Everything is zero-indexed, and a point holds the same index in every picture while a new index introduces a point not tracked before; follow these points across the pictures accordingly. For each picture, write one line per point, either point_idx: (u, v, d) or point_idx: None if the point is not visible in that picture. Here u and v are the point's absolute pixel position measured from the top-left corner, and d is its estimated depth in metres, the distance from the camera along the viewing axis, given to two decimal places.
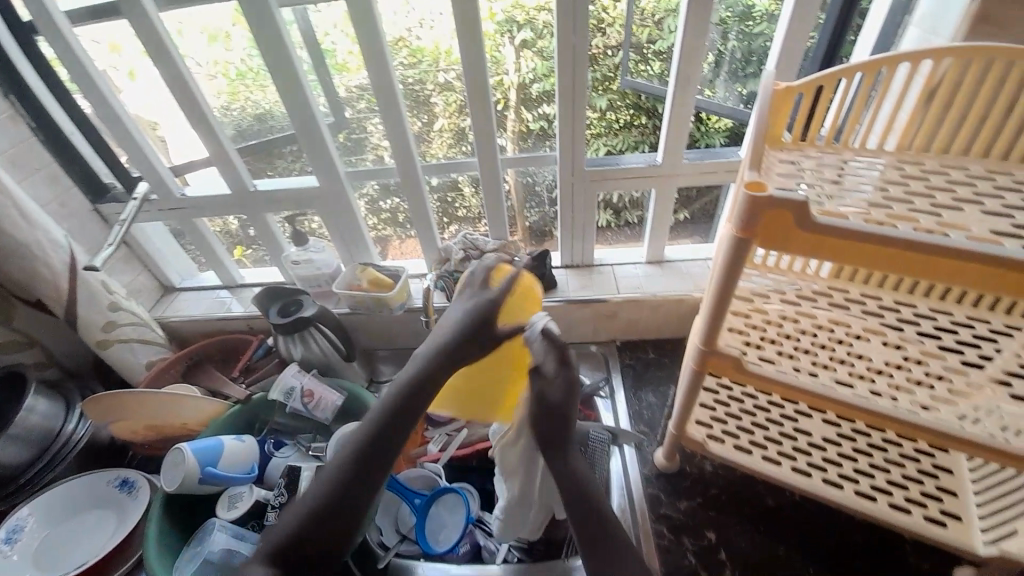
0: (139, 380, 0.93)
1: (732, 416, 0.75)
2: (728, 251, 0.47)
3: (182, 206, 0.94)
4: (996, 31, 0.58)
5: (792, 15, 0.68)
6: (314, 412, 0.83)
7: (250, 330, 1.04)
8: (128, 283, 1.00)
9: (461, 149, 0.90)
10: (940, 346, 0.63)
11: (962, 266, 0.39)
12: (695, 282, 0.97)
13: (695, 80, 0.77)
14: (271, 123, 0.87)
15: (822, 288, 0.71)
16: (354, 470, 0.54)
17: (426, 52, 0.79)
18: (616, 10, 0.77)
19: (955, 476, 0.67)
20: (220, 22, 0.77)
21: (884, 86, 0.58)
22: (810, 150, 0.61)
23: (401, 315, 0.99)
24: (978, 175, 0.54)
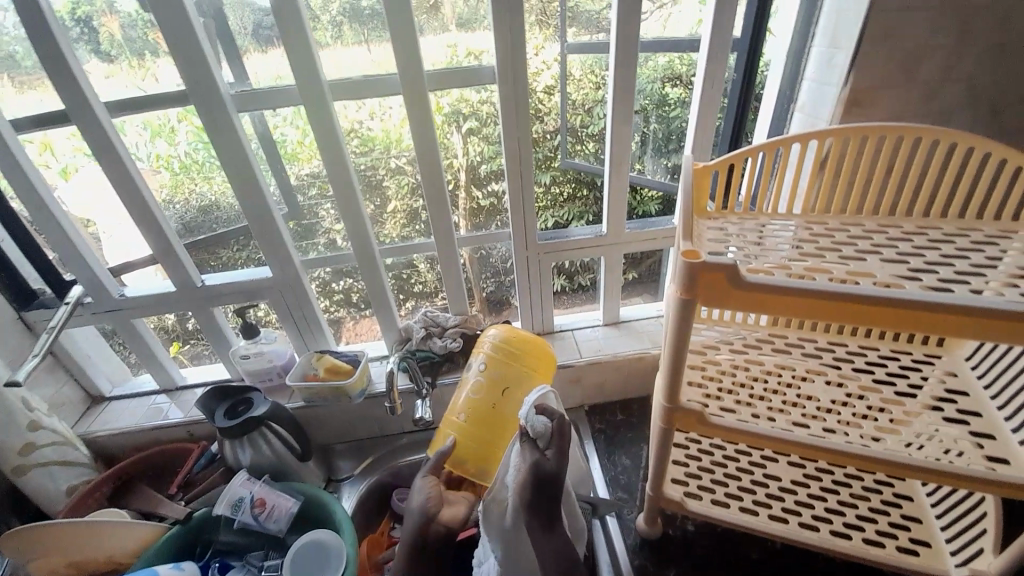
0: (56, 510, 0.81)
1: (704, 470, 0.76)
2: (676, 311, 0.51)
3: (122, 306, 0.89)
4: (862, 112, 0.70)
5: (701, 101, 0.80)
6: (266, 524, 0.76)
7: (192, 436, 0.96)
8: (51, 396, 0.90)
9: (414, 229, 0.94)
10: (875, 379, 0.69)
11: (881, 310, 0.43)
12: (651, 340, 1.01)
13: (626, 158, 0.86)
14: (217, 213, 0.87)
15: (766, 335, 0.76)
16: None
17: (377, 140, 0.84)
18: (550, 101, 0.85)
19: (916, 502, 0.70)
20: (165, 118, 0.78)
21: (783, 161, 0.68)
22: (732, 216, 0.69)
23: (362, 402, 0.95)
24: (873, 228, 0.63)
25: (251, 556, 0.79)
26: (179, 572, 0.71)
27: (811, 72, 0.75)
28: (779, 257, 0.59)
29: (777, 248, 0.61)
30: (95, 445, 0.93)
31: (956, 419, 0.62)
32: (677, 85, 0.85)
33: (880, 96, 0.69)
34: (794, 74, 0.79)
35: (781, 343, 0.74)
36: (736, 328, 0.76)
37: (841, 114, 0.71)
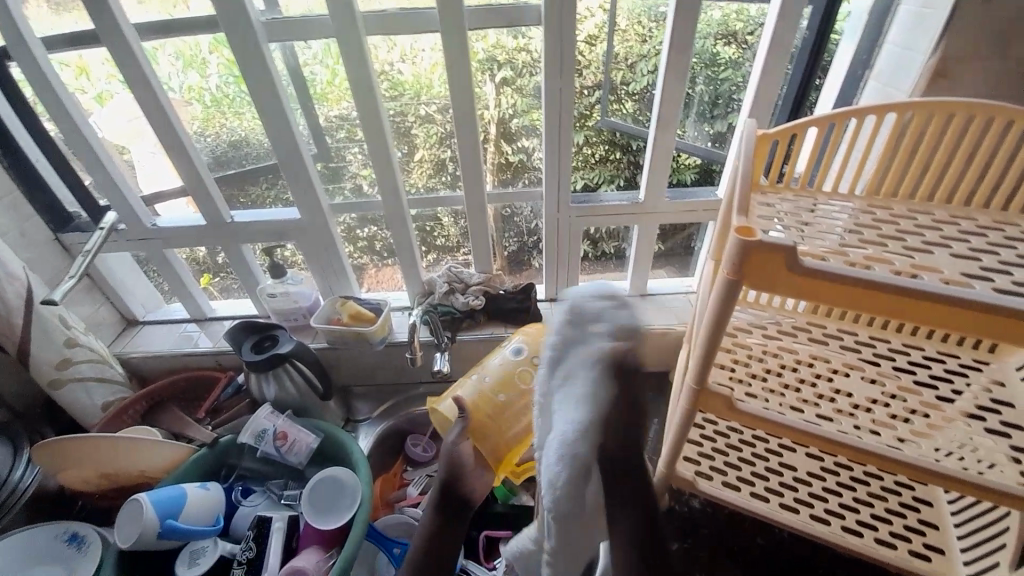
0: (93, 423, 0.86)
1: (719, 451, 0.76)
2: (720, 292, 0.48)
3: (151, 235, 0.90)
4: (953, 86, 0.63)
5: (762, 63, 0.73)
6: (286, 456, 0.79)
7: (218, 367, 0.99)
8: (88, 316, 0.94)
9: (441, 180, 0.91)
10: (915, 380, 0.65)
11: (946, 309, 0.40)
12: (677, 315, 0.98)
13: (673, 122, 0.80)
14: (246, 149, 0.85)
15: (803, 323, 0.73)
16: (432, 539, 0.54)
17: (407, 85, 0.80)
18: (592, 53, 0.78)
19: (935, 508, 0.68)
20: (197, 48, 0.75)
21: (852, 136, 0.62)
22: (786, 193, 0.64)
23: (381, 349, 0.96)
24: (942, 219, 0.58)
25: (271, 485, 0.82)
26: (205, 491, 0.75)
27: (896, 37, 0.67)
28: (834, 241, 0.55)
29: (832, 232, 0.57)
30: (129, 366, 0.97)
31: (998, 431, 0.59)
32: (731, 44, 0.77)
33: (974, 70, 0.61)
34: (875, 38, 0.71)
35: (818, 333, 0.71)
36: (770, 312, 0.74)
37: (925, 88, 0.63)
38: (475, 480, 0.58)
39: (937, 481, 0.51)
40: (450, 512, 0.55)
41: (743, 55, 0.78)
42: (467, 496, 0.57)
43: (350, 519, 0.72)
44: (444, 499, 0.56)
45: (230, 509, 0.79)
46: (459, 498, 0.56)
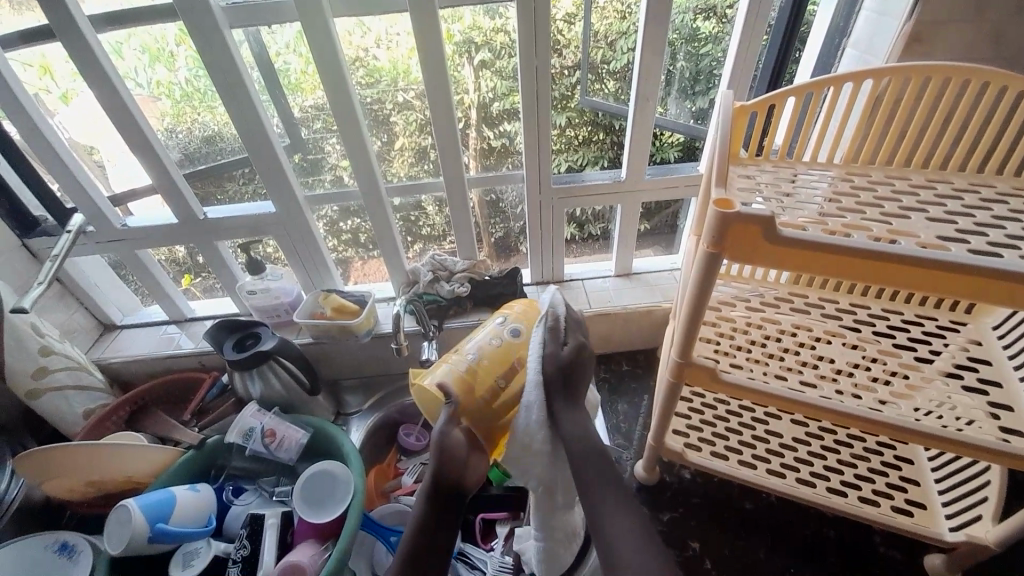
0: (76, 431, 0.85)
1: (707, 423, 0.77)
2: (701, 265, 0.48)
3: (123, 237, 0.87)
4: (926, 50, 0.62)
5: (741, 36, 0.72)
6: (277, 453, 0.79)
7: (202, 367, 0.97)
8: (62, 323, 0.91)
9: (423, 168, 0.89)
10: (895, 343, 0.67)
11: (923, 272, 0.40)
12: (663, 294, 0.99)
13: (652, 99, 0.79)
14: (220, 144, 0.83)
15: (785, 293, 0.74)
16: (433, 511, 0.55)
17: (384, 71, 0.78)
18: (571, 32, 0.77)
19: (916, 465, 0.70)
20: (162, 41, 0.72)
21: (829, 104, 0.62)
22: (766, 164, 0.64)
23: (369, 342, 0.95)
24: (918, 184, 0.58)
25: (262, 482, 0.82)
26: (195, 494, 0.74)
27: (870, 3, 0.67)
28: (813, 210, 0.55)
29: (810, 201, 0.57)
30: (110, 372, 0.95)
31: (975, 389, 0.60)
32: (711, 18, 0.76)
33: (948, 33, 0.61)
34: (852, 5, 0.70)
35: (800, 303, 0.72)
36: (752, 284, 0.74)
37: (902, 53, 0.63)
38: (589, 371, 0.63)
39: (918, 439, 0.52)
40: (563, 393, 0.59)
41: (723, 30, 0.77)
42: (578, 380, 0.61)
43: (345, 510, 0.72)
44: (559, 383, 0.59)
45: (222, 509, 0.79)
46: (572, 386, 0.60)
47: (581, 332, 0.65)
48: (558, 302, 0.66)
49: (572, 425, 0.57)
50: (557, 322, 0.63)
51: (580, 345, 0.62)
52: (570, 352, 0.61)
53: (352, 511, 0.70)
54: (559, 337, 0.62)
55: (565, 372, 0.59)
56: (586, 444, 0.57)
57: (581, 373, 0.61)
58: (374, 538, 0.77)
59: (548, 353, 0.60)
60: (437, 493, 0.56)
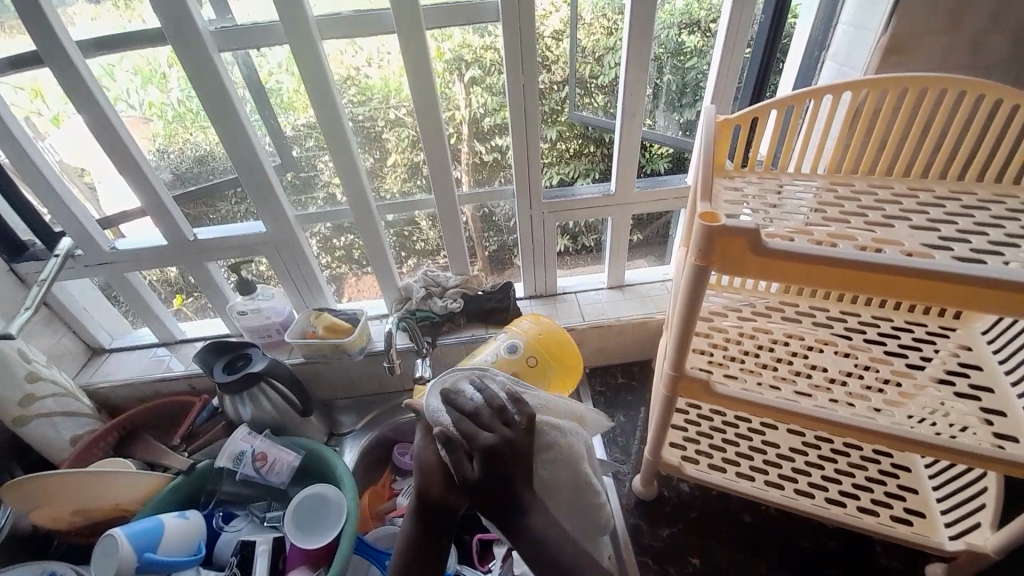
0: (62, 458, 0.83)
1: (703, 435, 0.77)
2: (690, 279, 0.48)
3: (113, 259, 0.86)
4: (904, 61, 0.64)
5: (725, 49, 0.73)
6: (268, 477, 0.77)
7: (193, 389, 0.96)
8: (49, 348, 0.90)
9: (415, 184, 0.89)
10: (886, 350, 0.67)
11: (911, 282, 0.40)
12: (656, 305, 0.99)
13: (639, 113, 0.80)
14: (212, 164, 0.83)
15: (776, 303, 0.74)
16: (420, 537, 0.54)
17: (375, 89, 0.78)
18: (559, 48, 0.78)
19: (913, 473, 0.70)
20: (153, 63, 0.73)
21: (812, 116, 0.63)
22: (752, 176, 0.65)
23: (362, 360, 0.94)
24: (901, 192, 0.59)
25: (253, 508, 0.80)
26: (185, 521, 0.72)
27: (847, 17, 0.68)
28: (799, 220, 0.55)
29: (797, 211, 0.57)
30: (98, 396, 0.94)
31: (968, 395, 0.60)
32: (696, 32, 0.77)
33: (925, 45, 0.63)
34: (830, 19, 0.72)
35: (791, 312, 0.72)
36: (742, 295, 0.74)
37: (880, 65, 0.64)
38: (524, 472, 0.54)
39: (914, 448, 0.52)
40: (500, 512, 0.52)
41: (708, 44, 0.78)
42: (520, 490, 0.53)
43: (338, 534, 0.70)
44: (490, 503, 0.52)
45: (212, 536, 0.77)
46: (513, 497, 0.52)
47: (491, 429, 0.54)
48: (445, 411, 0.57)
49: (531, 538, 0.51)
50: (462, 433, 0.54)
51: (491, 450, 0.52)
52: (480, 470, 0.52)
53: (346, 534, 0.68)
54: (467, 448, 0.53)
55: (488, 489, 0.52)
56: (555, 549, 0.51)
57: (513, 482, 0.52)
58: (368, 563, 0.76)
59: (459, 477, 0.53)
60: (425, 509, 0.55)
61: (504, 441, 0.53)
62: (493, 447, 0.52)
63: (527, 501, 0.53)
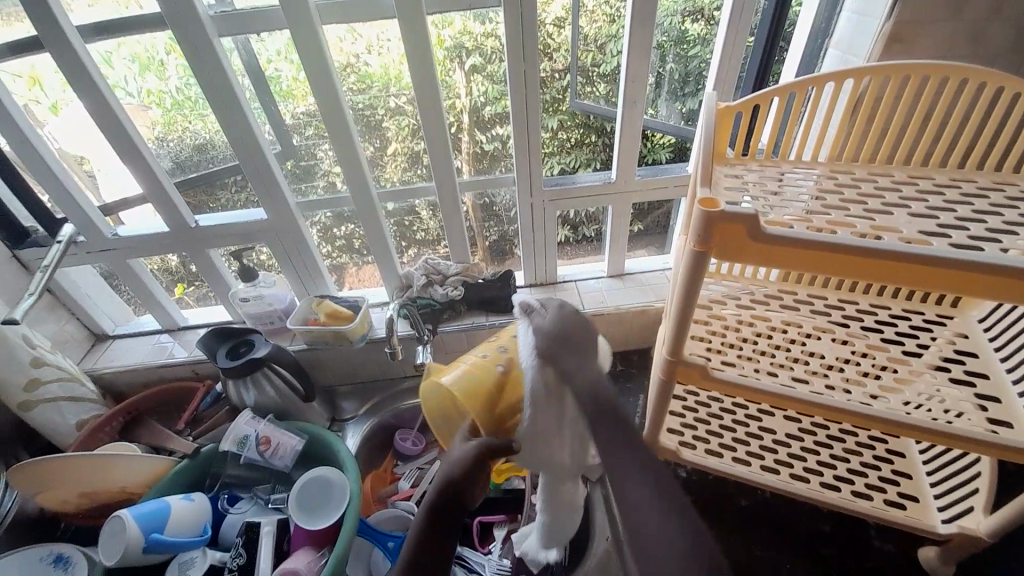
0: (69, 442, 0.84)
1: (700, 421, 0.77)
2: (689, 265, 0.49)
3: (114, 246, 0.87)
4: (907, 49, 0.64)
5: (728, 36, 0.73)
6: (271, 461, 0.78)
7: (196, 376, 0.97)
8: (54, 334, 0.90)
9: (416, 172, 0.89)
10: (883, 338, 0.68)
11: (908, 268, 0.41)
12: (656, 294, 0.99)
13: (641, 101, 0.80)
14: (213, 153, 0.83)
15: (775, 291, 0.75)
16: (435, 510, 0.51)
17: (375, 77, 0.78)
18: (561, 36, 0.78)
19: (907, 458, 0.71)
20: (152, 50, 0.72)
21: (814, 103, 0.63)
22: (752, 164, 0.65)
23: (363, 347, 0.95)
24: (901, 180, 0.59)
25: (257, 490, 0.82)
26: (191, 503, 0.74)
27: (851, 4, 0.68)
28: (798, 208, 0.56)
29: (796, 199, 0.57)
30: (102, 382, 0.95)
31: (962, 381, 0.61)
32: (699, 20, 0.77)
33: (928, 32, 0.62)
34: (834, 6, 0.71)
35: (789, 300, 0.73)
36: (741, 283, 0.75)
37: (884, 52, 0.64)
38: (586, 335, 0.58)
39: (911, 433, 0.53)
40: (568, 358, 0.56)
41: (711, 31, 0.78)
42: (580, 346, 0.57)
43: (341, 517, 0.71)
44: (558, 346, 0.56)
45: (217, 518, 0.78)
46: (574, 355, 0.56)
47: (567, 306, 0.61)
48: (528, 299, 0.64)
49: (585, 382, 0.54)
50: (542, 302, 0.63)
51: (563, 306, 0.61)
52: (553, 317, 0.59)
53: (349, 517, 0.69)
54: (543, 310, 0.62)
55: (559, 334, 0.57)
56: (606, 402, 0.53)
57: (576, 341, 0.57)
58: (371, 544, 0.77)
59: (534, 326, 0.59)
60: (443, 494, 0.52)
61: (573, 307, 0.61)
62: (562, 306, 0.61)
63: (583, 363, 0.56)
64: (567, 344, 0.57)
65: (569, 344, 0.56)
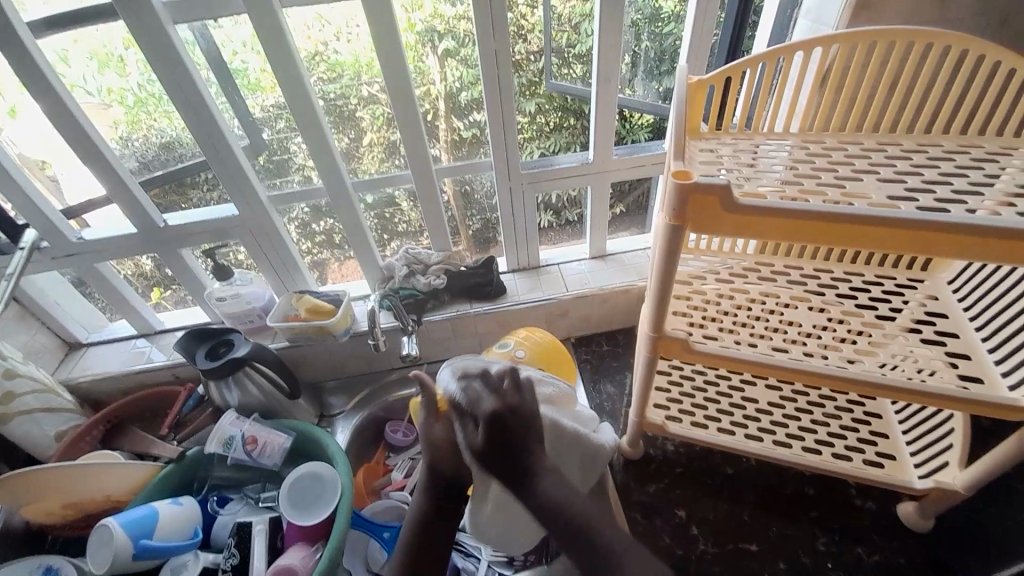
0: (48, 454, 0.82)
1: (685, 395, 0.79)
2: (666, 239, 0.49)
3: (81, 250, 0.83)
4: (875, 16, 0.64)
5: (698, 10, 0.72)
6: (260, 460, 0.78)
7: (177, 379, 0.95)
8: (24, 344, 0.87)
9: (393, 163, 0.87)
10: (858, 304, 0.69)
11: (881, 231, 0.41)
12: (638, 273, 1.00)
13: (615, 79, 0.79)
14: (181, 151, 0.80)
15: (753, 263, 0.76)
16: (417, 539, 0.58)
17: (346, 65, 0.76)
18: (533, 16, 0.76)
19: (884, 419, 0.74)
20: (109, 46, 0.69)
21: (784, 74, 0.64)
22: (726, 137, 0.65)
23: (348, 341, 0.94)
24: (872, 147, 0.60)
25: (247, 489, 0.81)
26: (178, 507, 0.72)
27: None
28: (772, 178, 0.56)
29: (770, 170, 0.58)
30: (79, 391, 0.92)
31: (933, 341, 0.64)
32: None
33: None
34: None
35: (767, 272, 0.73)
36: (720, 257, 0.76)
37: (853, 20, 0.64)
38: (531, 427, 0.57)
39: (885, 394, 0.55)
40: (513, 476, 0.54)
41: (684, 8, 0.77)
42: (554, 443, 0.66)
43: (333, 512, 0.71)
44: (500, 460, 0.54)
45: (208, 520, 0.77)
46: (523, 471, 0.54)
47: (500, 394, 0.58)
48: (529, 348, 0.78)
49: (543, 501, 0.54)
50: (470, 398, 0.58)
51: (494, 414, 0.55)
52: (485, 433, 0.54)
53: (342, 513, 0.69)
54: (472, 414, 0.57)
55: (498, 448, 0.54)
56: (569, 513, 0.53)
57: (520, 445, 0.55)
58: (366, 535, 0.78)
59: (467, 444, 0.56)
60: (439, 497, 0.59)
61: (506, 405, 0.56)
62: (495, 410, 0.55)
63: (540, 465, 0.55)
64: (507, 454, 0.54)
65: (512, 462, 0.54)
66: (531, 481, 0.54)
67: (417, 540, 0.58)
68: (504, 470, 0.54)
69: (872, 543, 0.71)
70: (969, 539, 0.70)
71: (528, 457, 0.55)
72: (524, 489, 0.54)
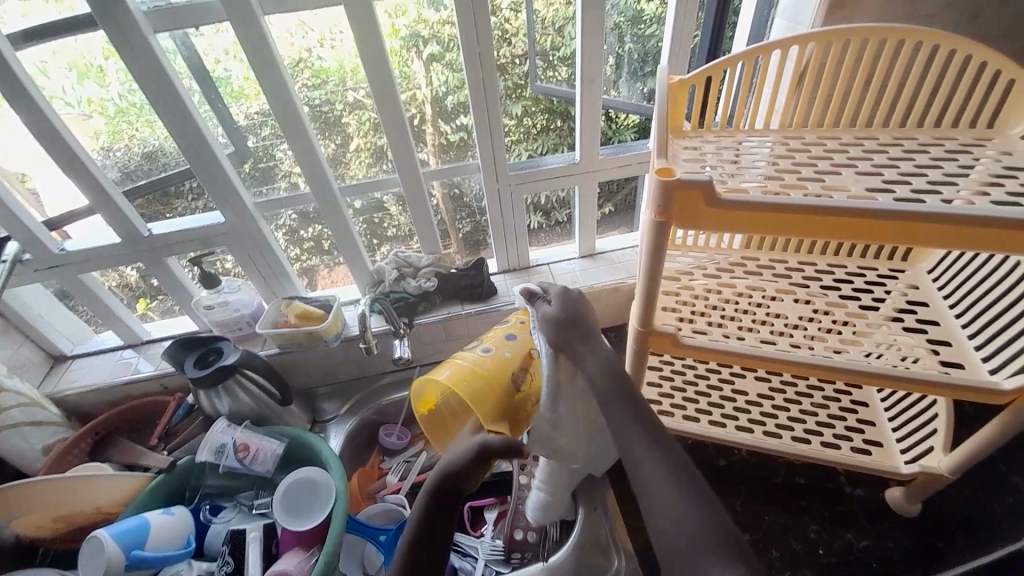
0: (35, 469, 0.80)
1: (677, 389, 0.80)
2: (652, 235, 0.50)
3: (64, 262, 0.82)
4: (848, 15, 0.66)
5: (679, 11, 0.73)
6: (253, 467, 0.77)
7: (166, 390, 0.94)
8: (7, 359, 0.86)
9: (381, 167, 0.87)
10: (841, 295, 0.71)
11: (860, 222, 0.43)
12: (627, 271, 1.01)
13: (599, 81, 0.80)
14: (164, 159, 0.79)
15: (738, 258, 0.77)
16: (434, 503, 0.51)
17: (331, 71, 0.76)
18: (517, 20, 0.77)
19: (871, 407, 0.75)
20: (90, 56, 0.69)
21: (762, 72, 0.65)
22: (708, 135, 0.66)
23: (339, 346, 0.93)
24: (849, 142, 0.62)
25: (240, 498, 0.80)
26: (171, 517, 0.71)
27: None
28: (754, 174, 0.57)
29: (752, 166, 0.59)
30: (65, 405, 0.91)
31: (915, 329, 0.65)
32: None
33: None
34: None
35: (752, 266, 0.75)
36: (706, 252, 0.77)
37: (828, 19, 0.66)
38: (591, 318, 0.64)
39: (870, 381, 0.56)
40: (578, 344, 0.61)
41: (665, 9, 0.78)
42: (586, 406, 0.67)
43: (328, 516, 0.71)
44: (566, 334, 0.62)
45: (201, 529, 0.76)
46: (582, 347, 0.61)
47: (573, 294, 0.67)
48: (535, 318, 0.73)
49: (595, 364, 0.59)
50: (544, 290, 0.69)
51: (565, 293, 0.66)
52: (557, 304, 0.65)
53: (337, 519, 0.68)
54: (546, 296, 0.67)
55: (566, 321, 0.63)
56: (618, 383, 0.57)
57: (587, 327, 0.63)
58: (362, 539, 0.77)
59: (541, 317, 0.65)
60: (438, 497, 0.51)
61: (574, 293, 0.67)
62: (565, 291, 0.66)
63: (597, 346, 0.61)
64: (579, 332, 0.62)
65: (580, 331, 0.62)
66: (590, 353, 0.60)
67: (416, 540, 0.49)
68: (568, 343, 0.62)
69: (863, 529, 0.72)
70: (955, 522, 0.72)
71: (591, 337, 0.62)
72: (586, 361, 0.60)
